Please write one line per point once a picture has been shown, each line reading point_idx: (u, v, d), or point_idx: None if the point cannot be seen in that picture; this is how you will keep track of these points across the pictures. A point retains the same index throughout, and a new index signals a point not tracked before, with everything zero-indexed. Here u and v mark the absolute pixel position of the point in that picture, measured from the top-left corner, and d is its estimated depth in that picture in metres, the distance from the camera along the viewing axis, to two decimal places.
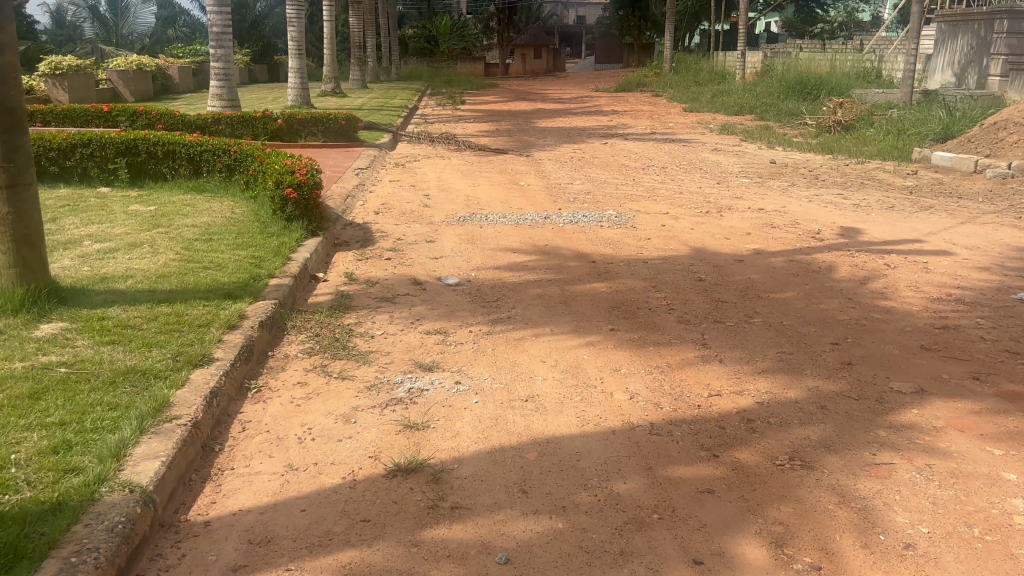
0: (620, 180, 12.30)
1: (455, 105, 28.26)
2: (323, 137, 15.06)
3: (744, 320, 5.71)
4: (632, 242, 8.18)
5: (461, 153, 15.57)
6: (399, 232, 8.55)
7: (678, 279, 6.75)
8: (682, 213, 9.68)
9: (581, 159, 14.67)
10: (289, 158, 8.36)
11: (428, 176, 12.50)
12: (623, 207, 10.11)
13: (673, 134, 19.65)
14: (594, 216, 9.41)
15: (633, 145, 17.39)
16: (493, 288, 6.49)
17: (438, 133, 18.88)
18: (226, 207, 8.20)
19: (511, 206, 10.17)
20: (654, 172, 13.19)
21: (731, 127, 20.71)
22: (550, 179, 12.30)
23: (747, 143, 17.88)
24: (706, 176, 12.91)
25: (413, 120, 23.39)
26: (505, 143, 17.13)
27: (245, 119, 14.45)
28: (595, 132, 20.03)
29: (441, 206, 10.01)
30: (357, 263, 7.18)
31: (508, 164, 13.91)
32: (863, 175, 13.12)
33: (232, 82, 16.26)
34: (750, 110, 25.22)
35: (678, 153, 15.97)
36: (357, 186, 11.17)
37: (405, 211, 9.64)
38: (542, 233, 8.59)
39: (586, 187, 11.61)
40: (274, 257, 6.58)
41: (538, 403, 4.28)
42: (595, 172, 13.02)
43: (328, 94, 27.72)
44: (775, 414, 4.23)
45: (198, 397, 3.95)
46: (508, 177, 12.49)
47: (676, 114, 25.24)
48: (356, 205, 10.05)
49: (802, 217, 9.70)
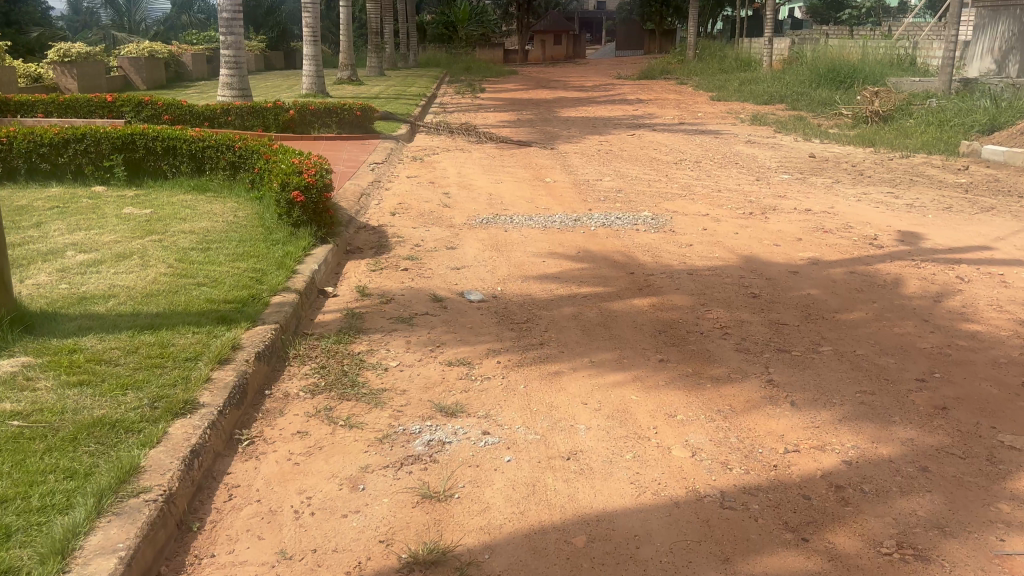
0: (652, 176, 11.54)
1: (474, 93, 27.56)
2: (337, 129, 14.37)
3: (812, 349, 4.98)
4: (671, 249, 7.45)
5: (482, 145, 14.88)
6: (416, 236, 7.86)
7: (729, 296, 6.02)
8: (723, 215, 8.93)
9: (608, 153, 13.92)
10: (297, 155, 7.68)
11: (448, 171, 11.80)
12: (658, 208, 9.37)
13: (702, 125, 18.81)
14: (628, 218, 8.68)
15: (662, 136, 16.59)
16: (523, 305, 5.79)
17: (457, 124, 18.16)
18: (229, 209, 7.54)
19: (537, 206, 9.46)
20: (686, 167, 12.43)
21: (762, 117, 19.85)
22: (577, 175, 11.56)
23: (781, 135, 17.03)
24: (744, 172, 12.13)
25: (431, 109, 22.71)
26: (528, 135, 16.38)
27: (255, 111, 13.88)
28: (621, 123, 19.27)
29: (462, 206, 9.31)
30: (370, 275, 6.50)
31: (532, 158, 13.18)
32: (911, 171, 12.29)
33: (243, 70, 15.61)
34: (780, 99, 24.30)
35: (710, 146, 15.16)
36: (371, 183, 10.49)
37: (424, 213, 8.94)
38: (573, 239, 7.87)
39: (616, 184, 10.87)
40: (277, 269, 5.91)
41: (582, 463, 3.58)
42: (624, 167, 12.28)
43: (344, 82, 27.07)
44: (869, 480, 3.50)
45: (175, 461, 3.29)
46: (532, 173, 11.76)
47: (704, 103, 24.35)
48: (370, 205, 9.37)
49: (853, 220, 8.93)
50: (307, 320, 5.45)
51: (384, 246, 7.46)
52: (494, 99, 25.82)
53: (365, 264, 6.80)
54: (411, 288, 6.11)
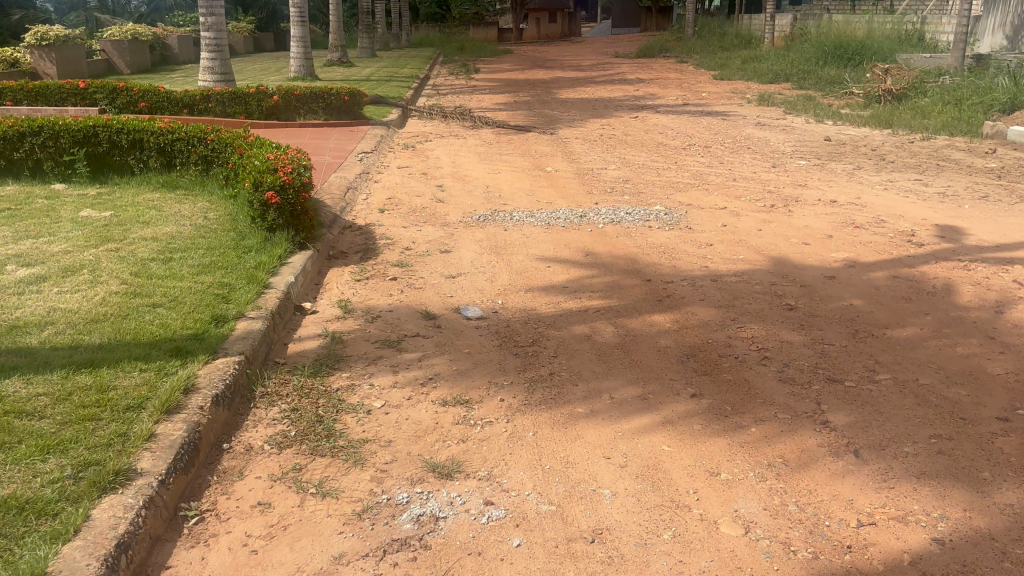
0: (660, 163, 10.79)
1: (469, 74, 26.69)
2: (325, 116, 13.56)
3: (867, 377, 4.28)
4: (690, 250, 6.72)
5: (478, 130, 14.10)
6: (407, 238, 7.13)
7: (761, 309, 5.31)
8: (742, 209, 8.19)
9: (612, 138, 13.13)
10: (274, 149, 6.92)
11: (442, 161, 11.02)
12: (670, 201, 8.64)
13: (707, 106, 18.00)
14: (638, 214, 7.95)
15: (667, 119, 15.80)
16: (528, 324, 5.07)
17: (452, 108, 17.35)
18: (199, 210, 6.79)
19: (539, 200, 8.72)
20: (696, 153, 11.67)
21: (769, 97, 19.02)
22: (580, 163, 10.81)
23: (791, 116, 16.25)
24: (757, 158, 11.37)
25: (425, 92, 21.87)
26: (526, 119, 15.58)
27: (237, 96, 13.10)
28: (623, 105, 18.46)
29: (458, 201, 8.58)
30: (354, 286, 5.78)
31: (531, 144, 12.40)
32: (935, 155, 11.53)
33: (226, 54, 14.78)
34: (785, 78, 23.46)
35: (718, 130, 14.37)
36: (360, 175, 9.72)
37: (415, 209, 8.21)
38: (580, 238, 7.15)
39: (623, 173, 10.11)
40: (247, 284, 5.17)
41: (611, 548, 2.88)
42: (630, 154, 11.51)
43: (335, 64, 26.17)
44: (970, 569, 2.80)
45: (97, 560, 2.58)
46: (532, 161, 11.00)
47: (706, 83, 23.50)
48: (357, 201, 8.63)
49: (884, 212, 8.21)
50: (280, 347, 4.73)
51: (371, 250, 6.73)
52: (489, 81, 24.94)
53: (349, 272, 6.08)
54: (401, 304, 5.39)
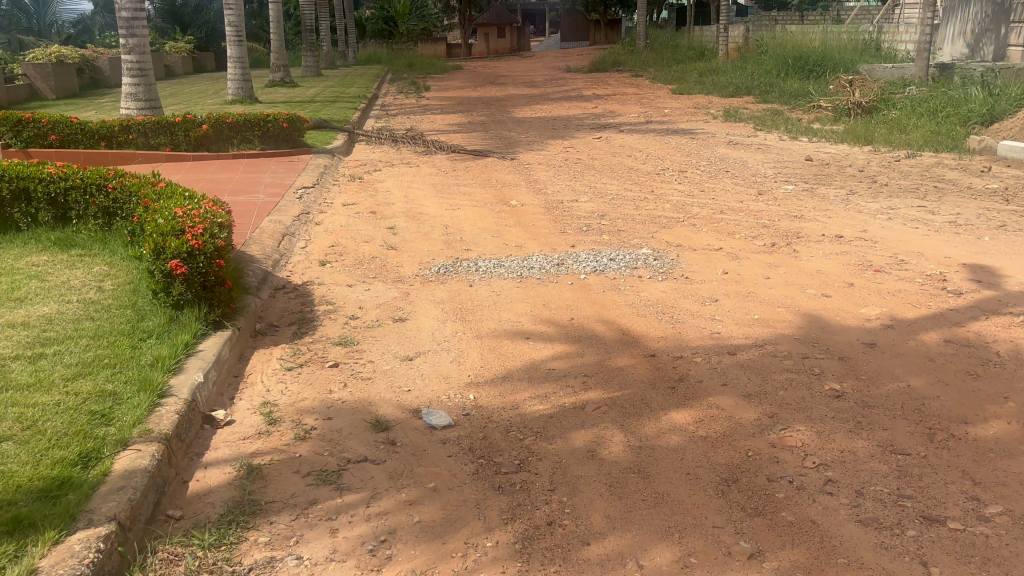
0: (636, 192, 9.71)
1: (419, 92, 25.52)
2: (261, 145, 12.25)
3: (973, 514, 3.21)
4: (693, 309, 5.62)
5: (431, 157, 12.93)
6: (352, 300, 5.92)
7: (802, 400, 4.22)
8: (741, 249, 7.13)
9: (578, 163, 12.04)
10: (184, 200, 5.66)
11: (392, 195, 9.80)
12: (656, 240, 7.54)
13: (672, 124, 17.07)
14: (623, 258, 6.84)
15: (633, 140, 14.76)
16: (511, 432, 3.90)
17: (402, 131, 16.14)
18: (93, 278, 5.51)
19: (506, 243, 7.57)
20: (672, 179, 10.63)
21: (735, 112, 18.12)
22: (547, 195, 9.67)
23: (762, 134, 15.32)
24: (740, 183, 10.36)
25: (372, 113, 20.64)
26: (482, 143, 14.42)
27: (162, 125, 11.75)
28: (583, 123, 17.45)
29: (412, 247, 7.40)
30: (285, 378, 4.56)
31: (491, 172, 11.25)
32: (929, 176, 10.63)
33: (149, 78, 13.40)
34: (746, 91, 22.65)
35: (690, 151, 13.37)
36: (298, 216, 8.48)
37: (362, 260, 6.99)
38: (560, 295, 6.01)
39: (596, 206, 9.01)
40: (138, 391, 3.92)
41: None
42: (600, 183, 10.42)
43: (276, 84, 24.79)
44: None
45: None
46: (494, 194, 9.84)
47: (666, 98, 22.60)
48: (295, 249, 7.39)
49: (900, 247, 7.22)
50: (179, 485, 3.51)
51: (307, 320, 5.50)
52: (440, 99, 23.77)
53: (278, 357, 4.85)
54: (343, 406, 4.18)
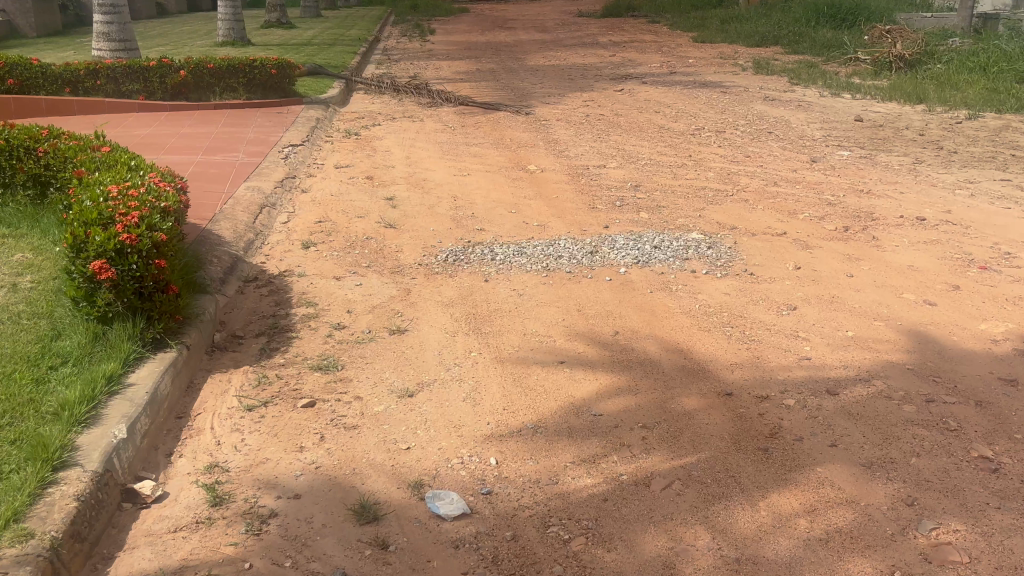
0: (671, 160, 8.48)
1: (423, 36, 24.00)
2: (246, 95, 10.96)
3: None
4: (766, 323, 4.45)
5: (437, 110, 11.66)
6: (339, 300, 4.75)
7: (945, 473, 3.08)
8: (808, 236, 5.94)
9: (600, 121, 10.75)
10: (127, 173, 4.45)
11: (391, 158, 8.57)
12: (704, 219, 6.34)
13: (699, 75, 15.70)
14: (670, 245, 5.65)
15: (658, 93, 13.41)
16: (550, 527, 2.76)
17: (405, 79, 14.82)
18: (8, 271, 4.33)
19: (525, 221, 6.38)
20: (709, 143, 9.37)
21: (765, 64, 16.69)
22: (569, 161, 8.44)
23: (799, 90, 13.97)
24: (787, 148, 9.13)
25: (373, 58, 19.21)
26: (493, 94, 13.09)
27: (134, 70, 10.45)
28: (601, 73, 16.10)
29: (414, 225, 6.22)
30: (242, 424, 3.42)
31: (504, 130, 10.01)
32: (1001, 142, 9.37)
33: (123, 16, 12.03)
34: (773, 41, 21.15)
35: (723, 108, 12.05)
36: (281, 181, 7.27)
37: (353, 242, 5.81)
38: (597, 296, 4.85)
39: (627, 175, 7.79)
40: (25, 462, 2.78)
41: None
42: (627, 146, 9.18)
43: (272, 25, 23.26)
44: None
45: None
46: (508, 158, 8.63)
47: (688, 47, 21.08)
48: (274, 225, 6.21)
49: (998, 234, 6.03)
50: None
51: (280, 330, 4.35)
52: (446, 44, 22.28)
53: (236, 391, 3.70)
54: (317, 475, 3.05)
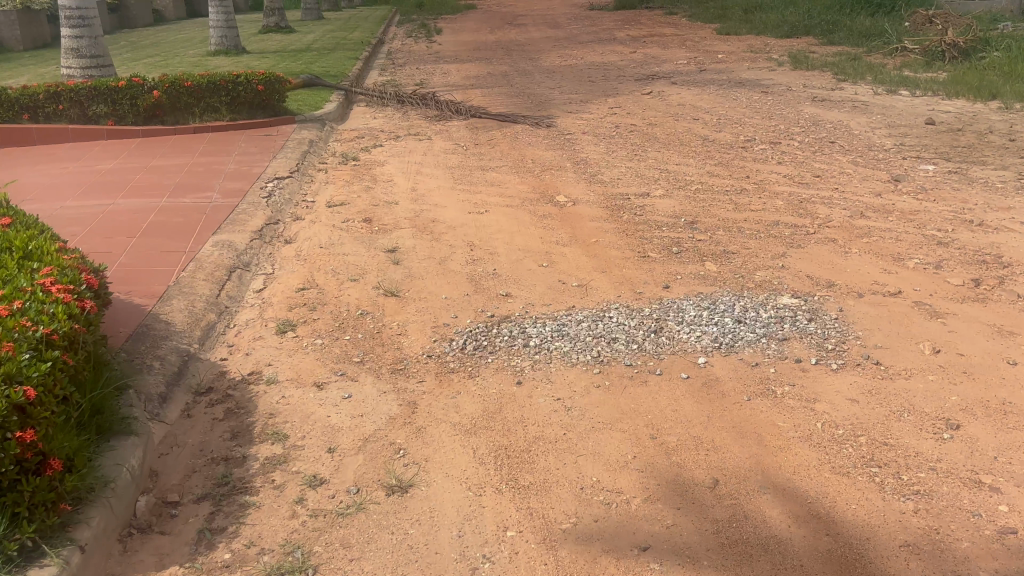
0: (726, 185, 7.16)
1: (430, 37, 22.72)
2: (229, 115, 9.67)
3: None
4: (925, 457, 3.11)
5: (447, 125, 10.38)
6: (319, 424, 3.45)
7: None
8: (930, 296, 4.59)
9: (633, 133, 9.44)
10: (16, 268, 3.19)
11: (394, 192, 7.29)
12: (788, 273, 5.02)
13: (732, 74, 14.36)
14: (756, 317, 4.33)
15: (692, 97, 12.08)
16: None
17: (411, 88, 13.55)
18: None
19: (562, 279, 5.07)
20: (766, 158, 8.05)
21: (803, 58, 15.32)
22: (604, 189, 7.14)
23: (847, 87, 12.61)
24: (859, 163, 7.79)
25: (377, 63, 17.94)
26: (508, 103, 11.80)
27: (101, 92, 9.16)
28: (625, 73, 14.79)
29: (422, 291, 4.92)
30: None
31: (524, 151, 8.73)
32: None
33: (93, 31, 10.78)
34: (805, 31, 19.73)
35: (768, 112, 10.71)
36: (260, 230, 5.98)
37: (344, 321, 4.51)
38: (675, 407, 3.53)
39: (677, 207, 6.47)
40: None
41: None
42: (670, 166, 7.87)
43: (271, 30, 21.99)
44: None
45: None
46: (532, 187, 7.33)
47: (713, 40, 19.71)
48: (245, 296, 4.92)
49: None
50: None
51: (231, 488, 3.04)
52: (454, 45, 20.99)
53: None
54: None
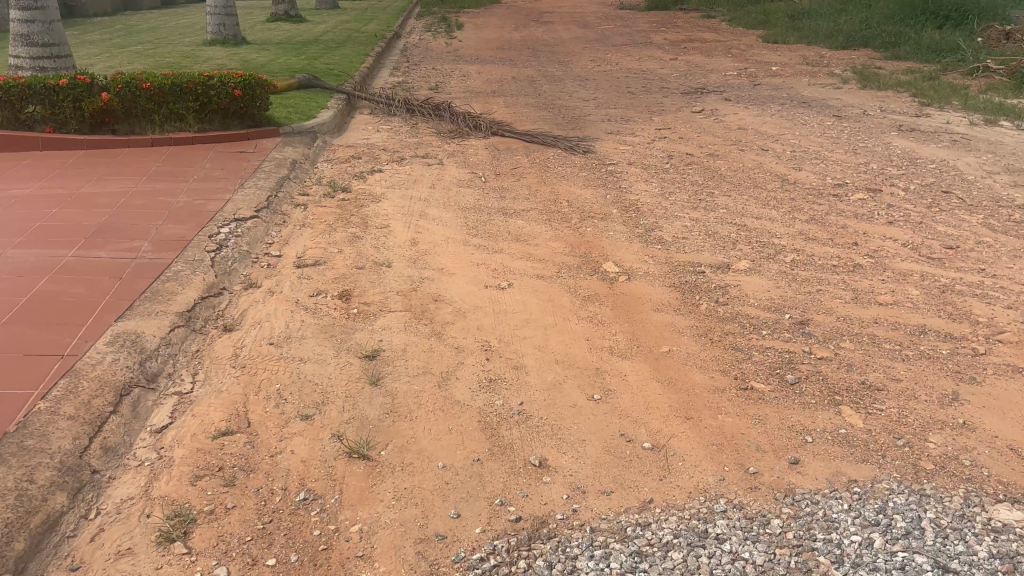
0: (828, 255, 5.39)
1: (451, 32, 20.97)
2: (198, 125, 7.94)
3: None
4: None
5: (463, 144, 8.64)
6: None
7: None
8: None
9: (690, 168, 7.68)
10: None
11: (388, 244, 5.54)
12: (976, 439, 3.25)
13: (793, 91, 12.54)
14: (965, 555, 2.55)
15: (752, 118, 10.30)
16: None
17: (425, 93, 11.82)
18: None
19: (628, 430, 3.31)
20: (869, 214, 6.29)
21: (871, 76, 13.48)
22: (667, 254, 5.39)
23: (931, 113, 10.81)
24: (996, 227, 5.99)
25: (391, 60, 16.22)
26: (537, 117, 10.06)
27: (37, 91, 7.42)
28: (668, 85, 13.02)
29: (410, 447, 3.16)
30: None
31: (557, 189, 6.98)
32: None
33: (47, 16, 9.05)
34: (863, 43, 17.88)
35: (850, 143, 8.93)
36: (189, 310, 4.24)
37: (273, 518, 2.76)
38: None
39: (773, 294, 4.70)
40: None
41: None
42: (747, 220, 6.09)
43: (279, 19, 20.28)
44: None
45: None
46: (571, 245, 5.58)
47: (761, 49, 17.91)
48: (131, 445, 3.17)
49: None
50: None
51: None
52: (476, 42, 19.24)
53: None
54: None
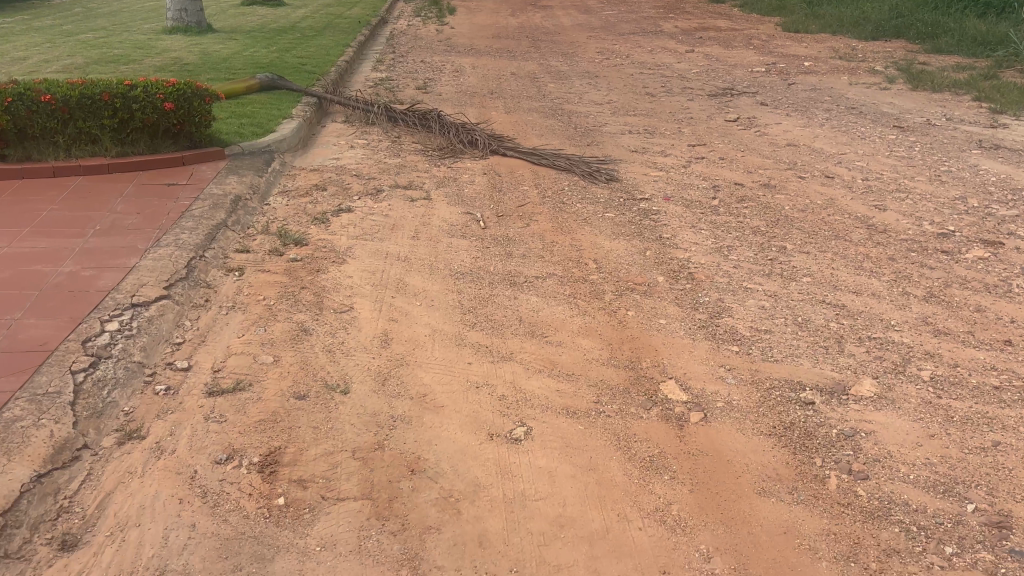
0: (982, 367, 3.75)
1: (443, 17, 19.20)
2: (118, 148, 6.23)
3: None
4: None
5: (456, 169, 6.95)
6: None
7: None
8: None
9: (744, 206, 6.04)
10: None
11: (349, 345, 3.87)
12: None
13: (836, 93, 10.87)
14: None
15: (800, 130, 8.64)
16: None
17: (411, 94, 10.11)
18: None
19: None
20: (1004, 287, 4.65)
21: (921, 73, 11.81)
22: (751, 364, 3.73)
23: (1007, 123, 9.16)
24: None
25: (374, 51, 14.48)
26: (545, 128, 8.38)
27: None
28: (689, 83, 11.35)
29: None
30: None
31: (578, 240, 5.32)
32: None
33: None
34: (895, 33, 16.19)
35: (927, 166, 7.29)
36: (5, 511, 2.57)
37: None
38: None
39: (934, 458, 3.06)
40: None
41: None
42: (845, 299, 4.44)
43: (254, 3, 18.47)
44: None
45: None
46: (610, 344, 3.92)
47: (785, 39, 16.20)
48: None
49: None
50: None
51: None
52: (470, 30, 17.48)
53: None
54: None
